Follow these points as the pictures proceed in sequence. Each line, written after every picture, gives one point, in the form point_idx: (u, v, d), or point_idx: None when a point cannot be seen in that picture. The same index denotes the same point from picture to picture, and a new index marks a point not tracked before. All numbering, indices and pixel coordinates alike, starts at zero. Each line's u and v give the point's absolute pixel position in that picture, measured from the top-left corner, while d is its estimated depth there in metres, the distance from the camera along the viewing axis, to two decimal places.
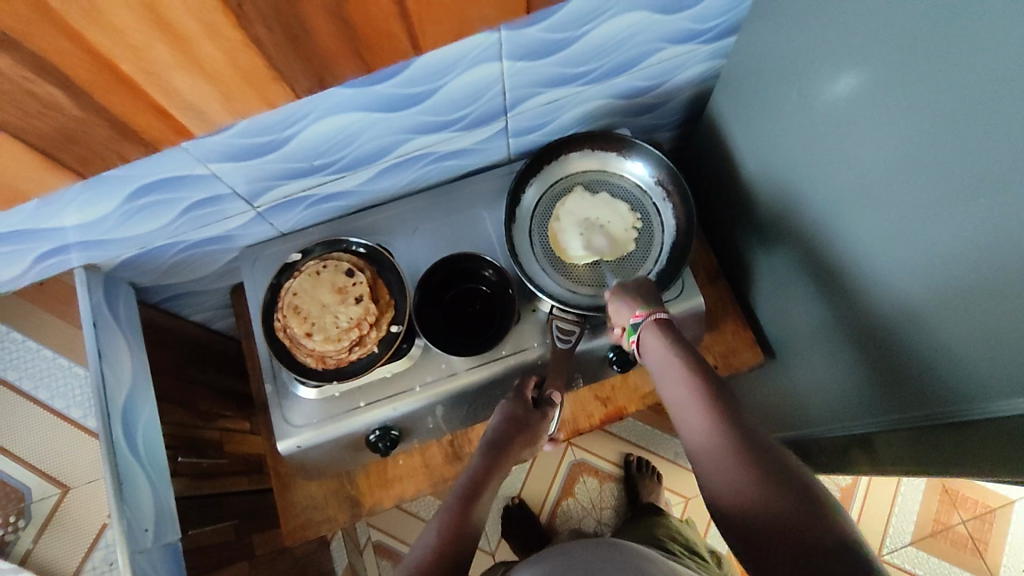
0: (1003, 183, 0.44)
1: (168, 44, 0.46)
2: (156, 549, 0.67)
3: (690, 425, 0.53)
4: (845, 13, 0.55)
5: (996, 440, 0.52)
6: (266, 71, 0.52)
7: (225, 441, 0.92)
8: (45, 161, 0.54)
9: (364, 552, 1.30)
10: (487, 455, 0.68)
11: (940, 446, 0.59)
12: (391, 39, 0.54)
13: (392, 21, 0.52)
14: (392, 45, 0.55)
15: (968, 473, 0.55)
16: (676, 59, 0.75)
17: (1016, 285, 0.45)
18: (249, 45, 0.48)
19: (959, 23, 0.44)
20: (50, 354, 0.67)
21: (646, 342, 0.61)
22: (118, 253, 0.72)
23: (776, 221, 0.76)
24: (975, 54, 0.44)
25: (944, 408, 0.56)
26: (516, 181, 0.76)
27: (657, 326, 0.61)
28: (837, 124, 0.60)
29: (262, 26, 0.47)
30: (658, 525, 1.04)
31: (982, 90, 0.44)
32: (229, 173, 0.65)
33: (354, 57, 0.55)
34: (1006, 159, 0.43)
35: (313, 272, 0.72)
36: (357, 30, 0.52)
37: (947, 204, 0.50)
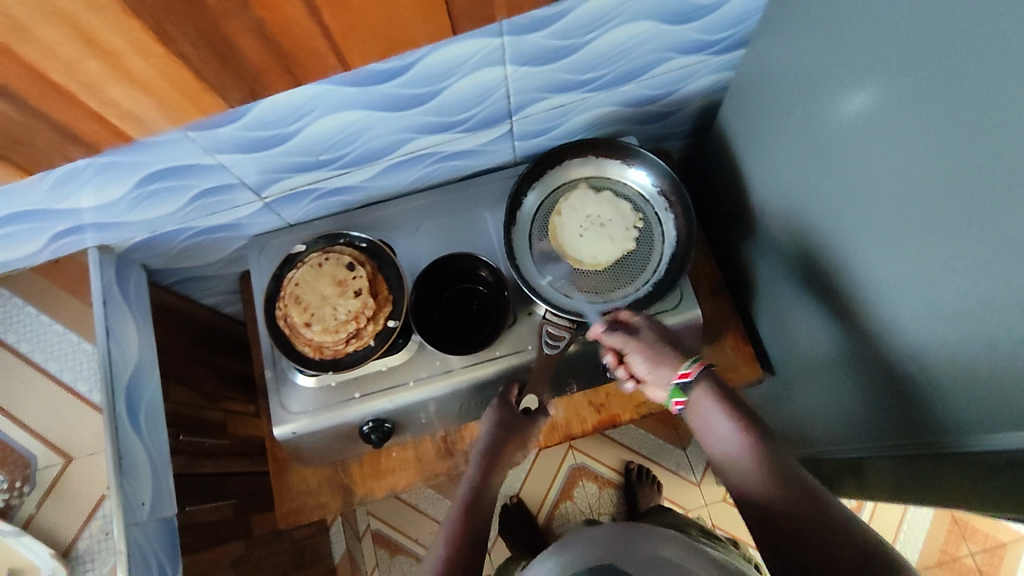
0: (996, 211, 0.44)
1: (97, 59, 0.48)
2: (151, 523, 0.69)
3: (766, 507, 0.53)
4: (848, 31, 0.54)
5: (986, 477, 0.51)
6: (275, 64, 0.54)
7: (228, 423, 0.95)
8: (59, 144, 0.56)
9: (362, 540, 1.32)
10: (483, 466, 0.70)
11: (933, 477, 0.58)
12: (319, 55, 0.54)
13: (317, 40, 0.52)
14: (325, 62, 0.55)
15: (964, 505, 0.54)
16: (684, 69, 0.75)
17: (1014, 313, 0.44)
18: (175, 57, 0.49)
19: (959, 46, 0.44)
20: (62, 330, 0.71)
21: (698, 411, 0.62)
22: (131, 235, 0.74)
23: (779, 236, 0.75)
24: (978, 75, 0.43)
25: (939, 438, 0.55)
26: (516, 186, 0.77)
27: (710, 396, 0.61)
28: (838, 141, 0.59)
29: (187, 43, 0.48)
30: (672, 513, 1.05)
31: (984, 113, 0.43)
32: (238, 164, 0.67)
33: (284, 72, 0.55)
34: (1001, 187, 0.43)
35: (316, 264, 0.74)
36: (285, 45, 0.52)
37: (941, 229, 0.49)
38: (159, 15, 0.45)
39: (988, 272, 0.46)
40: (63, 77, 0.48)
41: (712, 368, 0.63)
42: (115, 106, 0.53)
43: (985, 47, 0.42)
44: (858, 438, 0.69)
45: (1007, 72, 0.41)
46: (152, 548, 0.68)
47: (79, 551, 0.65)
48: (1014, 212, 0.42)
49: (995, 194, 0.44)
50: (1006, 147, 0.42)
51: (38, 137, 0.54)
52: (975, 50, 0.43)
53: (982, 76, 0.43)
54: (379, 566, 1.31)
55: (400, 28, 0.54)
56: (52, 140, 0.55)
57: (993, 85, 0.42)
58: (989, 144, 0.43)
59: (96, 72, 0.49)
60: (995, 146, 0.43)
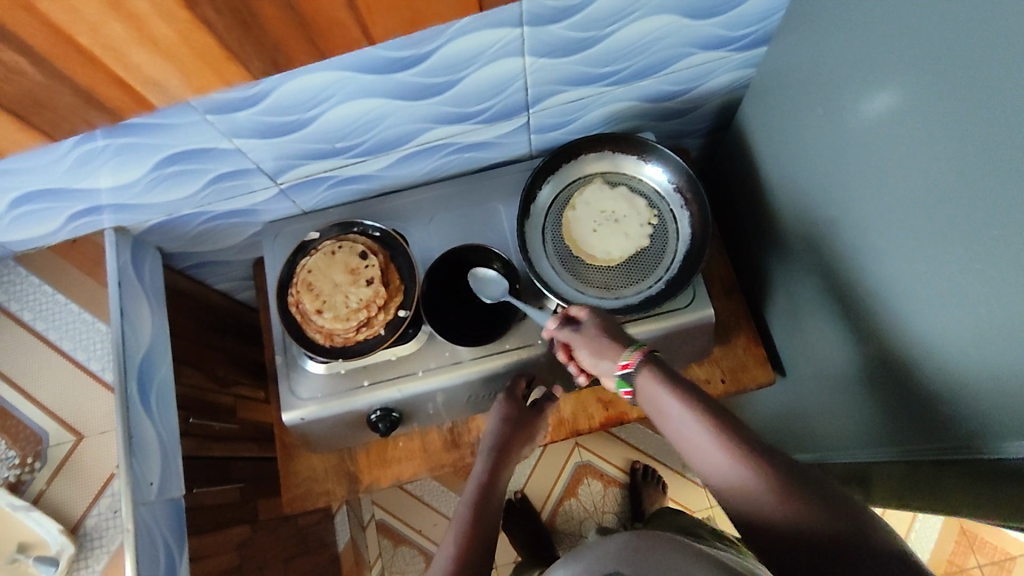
0: (1014, 214, 0.43)
1: (122, 21, 0.47)
2: (159, 503, 0.69)
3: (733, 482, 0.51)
4: (872, 29, 0.53)
5: (1003, 486, 0.50)
6: (293, 46, 0.54)
7: (238, 407, 0.96)
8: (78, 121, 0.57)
9: (366, 530, 1.33)
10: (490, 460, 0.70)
11: (949, 484, 0.57)
12: (342, 26, 0.53)
13: (339, 7, 0.51)
14: (348, 32, 0.54)
15: (979, 515, 0.53)
16: (705, 65, 0.75)
17: None
18: (198, 21, 0.48)
19: (986, 44, 0.43)
20: (77, 309, 0.72)
21: (643, 394, 0.58)
22: (147, 218, 0.75)
23: (794, 237, 0.74)
24: (1005, 74, 0.42)
25: (956, 446, 0.54)
26: (532, 178, 0.77)
27: (651, 374, 0.57)
28: (859, 141, 0.59)
29: (211, 8, 0.48)
30: (685, 517, 1.05)
31: (1009, 113, 0.42)
32: (255, 149, 0.68)
33: (308, 42, 0.54)
34: (1016, 190, 0.42)
35: (328, 252, 0.74)
36: (308, 14, 0.51)
37: (959, 231, 0.49)
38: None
39: (1004, 276, 0.45)
40: (102, 44, 0.49)
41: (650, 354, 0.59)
42: (152, 79, 0.54)
43: (1009, 48, 0.41)
44: (871, 444, 0.68)
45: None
46: (159, 527, 0.68)
47: (87, 528, 0.66)
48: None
49: (1012, 195, 0.43)
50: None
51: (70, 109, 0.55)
52: (999, 50, 0.42)
53: (1005, 76, 0.42)
54: (382, 556, 1.32)
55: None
56: (88, 112, 0.56)
57: (1016, 86, 0.41)
58: (1010, 148, 0.43)
59: (131, 43, 0.49)
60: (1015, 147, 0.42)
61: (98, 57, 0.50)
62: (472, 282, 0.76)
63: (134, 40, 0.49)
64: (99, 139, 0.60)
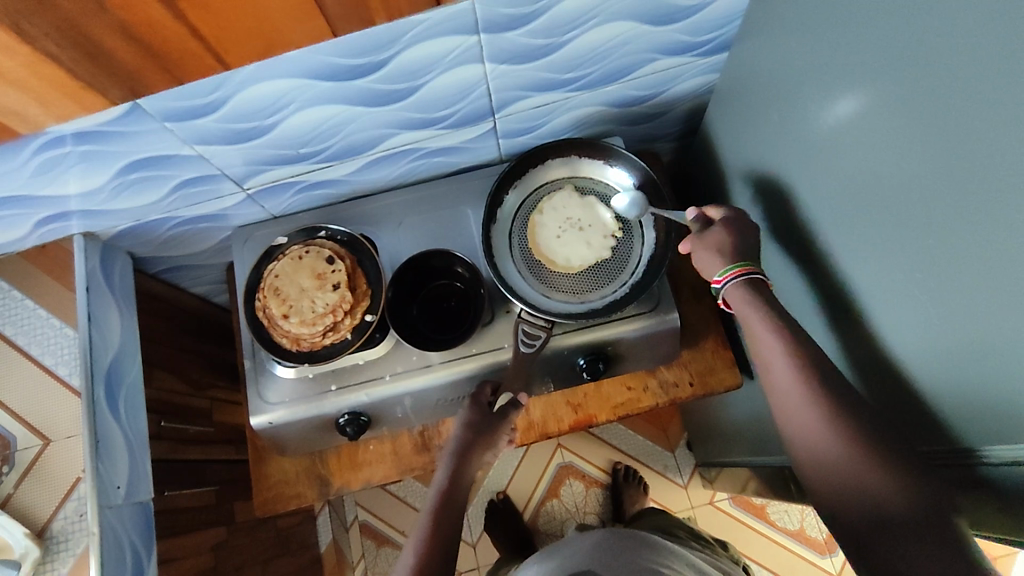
0: (954, 222, 0.43)
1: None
2: (125, 506, 0.70)
3: (784, 390, 0.55)
4: (826, 36, 0.54)
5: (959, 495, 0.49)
6: (245, 51, 0.54)
7: (214, 411, 0.97)
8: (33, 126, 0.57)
9: (349, 530, 1.34)
10: (455, 462, 0.71)
11: None
12: (197, 57, 0.53)
13: (187, 38, 0.51)
14: (206, 62, 0.54)
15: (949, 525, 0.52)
16: (670, 70, 0.75)
17: (973, 323, 0.43)
18: (43, 56, 0.49)
19: (925, 52, 0.43)
20: (44, 314, 0.73)
21: (736, 303, 0.61)
22: (116, 223, 0.75)
23: (761, 241, 0.74)
24: (942, 80, 0.42)
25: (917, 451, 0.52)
26: (497, 184, 0.77)
27: (748, 288, 0.60)
28: (814, 147, 0.59)
29: (51, 42, 0.48)
30: (662, 516, 1.05)
31: (946, 120, 0.42)
32: (219, 155, 0.68)
33: (162, 71, 0.54)
34: (956, 197, 0.43)
35: (296, 257, 0.74)
36: (156, 45, 0.51)
37: (906, 238, 0.49)
38: (17, 13, 0.45)
39: (947, 282, 0.45)
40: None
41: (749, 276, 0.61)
42: (12, 109, 0.54)
43: (950, 56, 0.41)
44: None
45: (971, 80, 0.40)
46: (126, 530, 0.69)
47: (53, 531, 0.67)
48: (974, 224, 0.42)
49: (952, 202, 0.43)
50: (969, 156, 0.41)
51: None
52: (940, 57, 0.42)
53: (945, 84, 0.42)
54: (365, 557, 1.33)
55: (272, 28, 0.53)
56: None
57: (956, 93, 0.41)
58: (950, 154, 0.43)
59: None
60: (955, 154, 0.42)
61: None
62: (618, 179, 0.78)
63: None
64: (66, 144, 0.61)
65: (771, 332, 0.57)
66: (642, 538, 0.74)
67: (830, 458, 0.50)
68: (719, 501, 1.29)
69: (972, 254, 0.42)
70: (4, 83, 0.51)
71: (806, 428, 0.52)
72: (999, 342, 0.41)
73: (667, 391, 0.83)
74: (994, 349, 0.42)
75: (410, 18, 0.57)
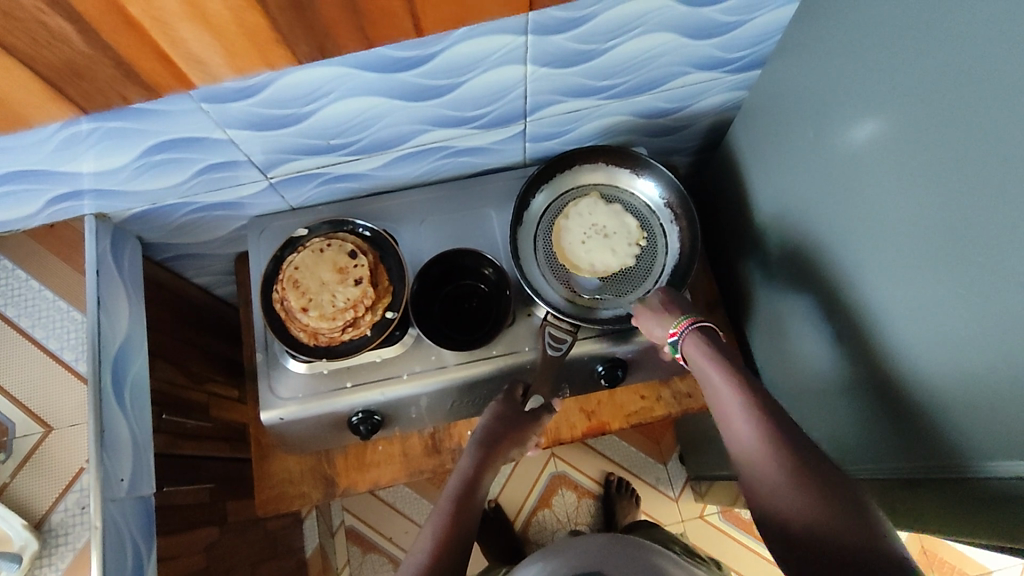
0: (987, 241, 0.45)
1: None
2: (128, 500, 0.67)
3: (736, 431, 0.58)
4: (860, 57, 0.55)
5: (975, 508, 0.51)
6: (272, 36, 0.52)
7: (211, 406, 0.94)
8: (49, 103, 0.54)
9: (335, 536, 1.30)
10: (476, 455, 0.71)
11: (935, 503, 0.56)
12: (392, 14, 0.53)
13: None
14: (397, 20, 0.54)
15: (969, 537, 0.53)
16: (698, 85, 0.76)
17: (1006, 347, 0.45)
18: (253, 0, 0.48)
19: (969, 81, 0.45)
20: (51, 296, 0.70)
21: (689, 353, 0.65)
22: (130, 206, 0.73)
23: (777, 257, 0.76)
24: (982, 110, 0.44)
25: (938, 463, 0.53)
26: (526, 186, 0.77)
27: (700, 338, 0.65)
28: (842, 168, 0.60)
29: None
30: (660, 530, 1.05)
31: (988, 148, 0.44)
32: (247, 140, 0.67)
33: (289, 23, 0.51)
34: (991, 216, 0.44)
35: (316, 249, 0.72)
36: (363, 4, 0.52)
37: (932, 257, 0.50)
38: None
39: (973, 299, 0.47)
40: (152, 16, 0.48)
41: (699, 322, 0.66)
42: (197, 57, 0.53)
43: (993, 86, 0.43)
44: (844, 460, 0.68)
45: (1010, 106, 0.42)
46: (129, 526, 0.66)
47: (53, 523, 0.63)
48: (1008, 244, 0.43)
49: (989, 226, 0.45)
50: (999, 177, 0.43)
51: (108, 80, 0.53)
52: (983, 87, 0.44)
53: (986, 110, 0.44)
54: (350, 563, 1.30)
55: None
56: (127, 87, 0.55)
57: (996, 122, 0.43)
58: (988, 176, 0.44)
59: (181, 16, 0.48)
60: (993, 183, 0.44)
61: (147, 29, 0.49)
62: (643, 189, 0.79)
63: (184, 13, 0.48)
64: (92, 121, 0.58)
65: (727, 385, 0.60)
66: (636, 545, 0.73)
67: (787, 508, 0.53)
68: (708, 515, 1.30)
69: (1004, 275, 0.44)
70: (199, 28, 0.50)
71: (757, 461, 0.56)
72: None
73: (680, 401, 0.84)
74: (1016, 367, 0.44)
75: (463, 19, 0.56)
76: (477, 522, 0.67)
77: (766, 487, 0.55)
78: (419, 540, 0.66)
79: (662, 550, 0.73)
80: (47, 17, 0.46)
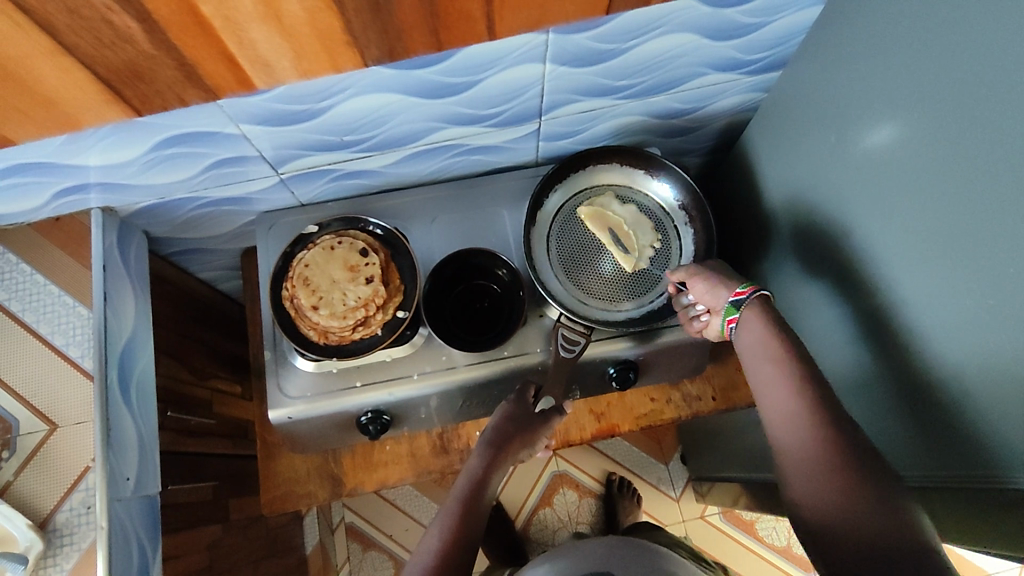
0: (1013, 254, 0.45)
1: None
2: (134, 499, 0.66)
3: (776, 402, 0.57)
4: (884, 64, 0.55)
5: (996, 518, 0.50)
6: (342, 35, 0.52)
7: (215, 402, 0.93)
8: (53, 98, 0.53)
9: (335, 533, 1.30)
10: (486, 455, 0.70)
11: (951, 513, 0.56)
12: (470, 20, 0.55)
13: (476, 3, 0.52)
14: (473, 26, 0.55)
15: (988, 547, 0.52)
16: (715, 86, 0.76)
17: None
18: (332, 3, 0.48)
19: (997, 94, 0.44)
20: (56, 291, 0.68)
21: (744, 323, 0.63)
22: (137, 200, 0.71)
23: (791, 261, 0.75)
24: (1011, 122, 0.43)
25: (959, 473, 0.53)
26: (539, 186, 0.76)
27: (759, 311, 0.62)
28: (861, 174, 0.60)
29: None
30: (663, 532, 1.05)
31: (1014, 162, 0.44)
32: (258, 136, 0.65)
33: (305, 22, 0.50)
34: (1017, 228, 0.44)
35: (327, 247, 0.71)
36: (440, 8, 0.52)
37: (956, 269, 0.50)
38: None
39: (998, 312, 0.47)
40: (225, 15, 0.47)
41: (764, 291, 0.63)
42: (264, 58, 0.53)
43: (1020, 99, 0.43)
44: None
45: None
46: (135, 526, 0.65)
47: (57, 523, 0.63)
48: None
49: (1015, 241, 0.44)
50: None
51: (167, 82, 0.53)
52: (1008, 99, 0.43)
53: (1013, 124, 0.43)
54: (350, 560, 1.29)
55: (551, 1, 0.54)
56: (185, 88, 0.55)
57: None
58: (1013, 189, 0.44)
59: (254, 18, 0.48)
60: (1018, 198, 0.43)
61: (217, 30, 0.48)
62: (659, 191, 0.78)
63: (258, 15, 0.48)
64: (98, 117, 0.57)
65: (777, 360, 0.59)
66: (645, 547, 0.73)
67: (815, 485, 0.52)
68: (709, 515, 1.31)
69: None
70: (271, 28, 0.49)
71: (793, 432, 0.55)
72: None
73: (689, 404, 0.83)
74: None
75: (483, 22, 0.55)
76: (484, 524, 0.67)
77: (797, 460, 0.54)
78: (424, 539, 0.65)
79: (670, 553, 0.73)
80: (114, 15, 0.45)
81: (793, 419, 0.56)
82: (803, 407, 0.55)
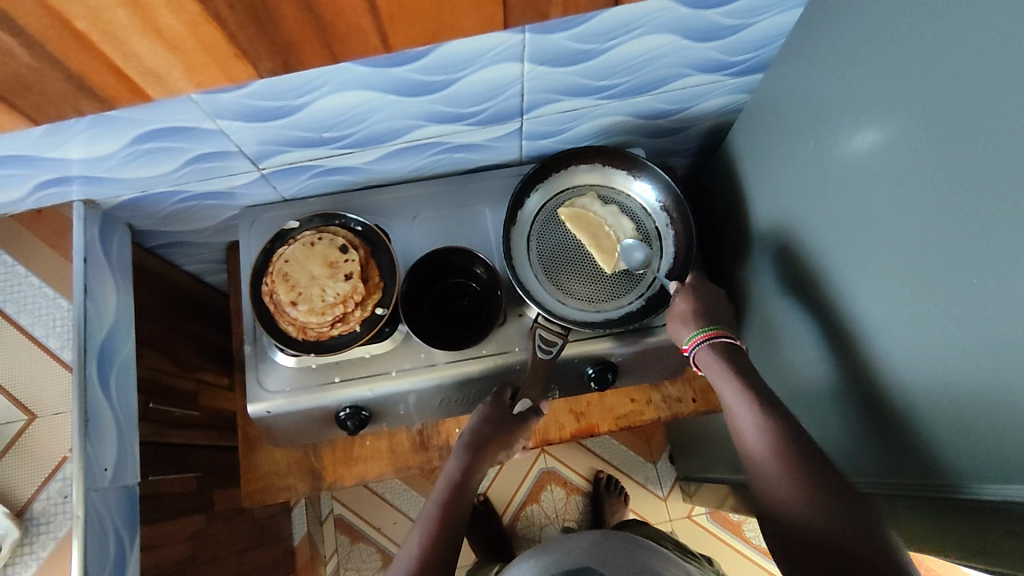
0: (979, 267, 0.44)
1: (126, 8, 0.45)
2: (111, 489, 0.67)
3: (747, 435, 0.61)
4: (858, 70, 0.54)
5: (967, 527, 0.50)
6: (229, 48, 0.51)
7: (200, 394, 0.94)
8: (29, 98, 0.53)
9: (324, 525, 1.31)
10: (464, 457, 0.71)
11: (919, 519, 0.56)
12: (361, 37, 0.53)
13: (362, 16, 0.51)
14: (366, 39, 0.53)
15: (956, 554, 0.52)
16: (698, 87, 0.75)
17: (995, 377, 0.44)
18: (209, 17, 0.47)
19: (966, 104, 0.44)
20: (38, 283, 0.73)
21: (702, 359, 0.67)
22: (119, 193, 0.72)
23: (769, 263, 0.75)
24: (980, 133, 0.43)
25: (928, 480, 0.53)
26: (520, 185, 0.76)
27: (714, 345, 0.67)
28: (836, 181, 0.60)
29: (225, 4, 0.46)
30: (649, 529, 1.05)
31: (981, 174, 0.43)
32: (238, 132, 0.65)
33: (270, 25, 0.49)
34: (982, 238, 0.43)
35: (307, 243, 0.72)
36: (328, 20, 0.50)
37: (924, 279, 0.50)
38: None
39: (964, 326, 0.46)
40: (101, 29, 0.46)
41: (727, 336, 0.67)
42: (154, 71, 0.52)
43: (989, 111, 0.42)
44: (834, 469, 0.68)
45: (1004, 136, 0.41)
46: (110, 516, 0.66)
47: (34, 511, 0.69)
48: (1000, 274, 0.42)
49: (980, 253, 0.44)
50: (991, 203, 0.42)
51: (131, 87, 0.54)
52: (977, 112, 0.43)
53: (980, 137, 0.43)
54: (338, 552, 1.30)
55: (448, 14, 0.53)
56: (148, 94, 0.55)
57: (992, 147, 0.42)
58: (980, 201, 0.43)
59: (132, 31, 0.47)
60: (984, 211, 0.43)
61: (96, 43, 0.47)
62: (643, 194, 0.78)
63: (139, 29, 0.47)
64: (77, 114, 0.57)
65: (741, 394, 0.62)
66: (635, 540, 0.73)
67: (790, 513, 0.55)
68: (696, 515, 1.31)
69: (995, 304, 0.43)
70: (154, 42, 0.49)
71: (763, 464, 0.58)
72: (1014, 390, 0.43)
73: (669, 406, 0.84)
74: (1002, 393, 0.44)
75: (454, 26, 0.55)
76: (466, 523, 0.68)
77: (771, 490, 0.57)
78: (407, 542, 0.66)
79: (659, 548, 0.72)
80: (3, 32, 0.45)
81: (760, 451, 0.59)
82: (770, 437, 0.58)
